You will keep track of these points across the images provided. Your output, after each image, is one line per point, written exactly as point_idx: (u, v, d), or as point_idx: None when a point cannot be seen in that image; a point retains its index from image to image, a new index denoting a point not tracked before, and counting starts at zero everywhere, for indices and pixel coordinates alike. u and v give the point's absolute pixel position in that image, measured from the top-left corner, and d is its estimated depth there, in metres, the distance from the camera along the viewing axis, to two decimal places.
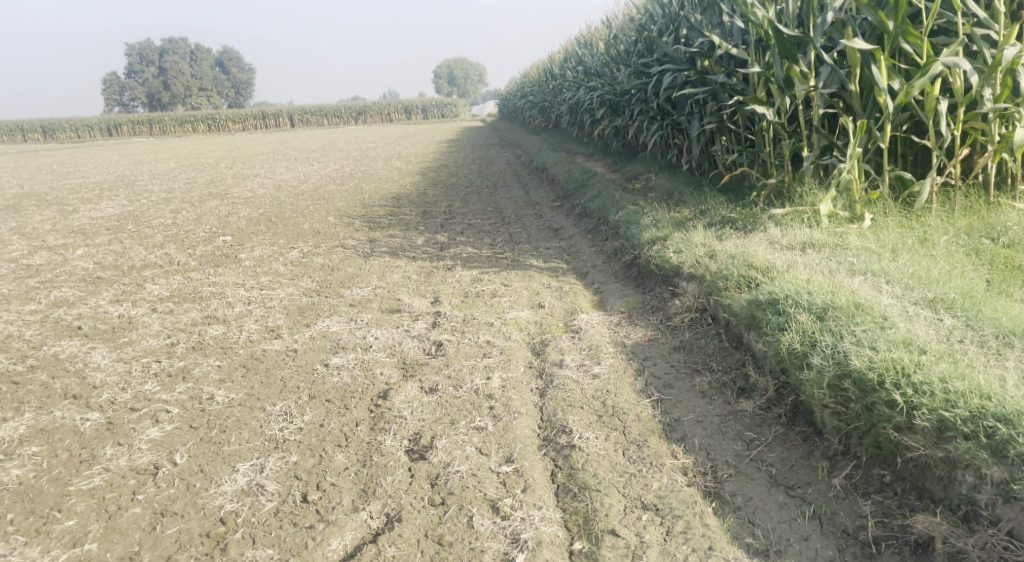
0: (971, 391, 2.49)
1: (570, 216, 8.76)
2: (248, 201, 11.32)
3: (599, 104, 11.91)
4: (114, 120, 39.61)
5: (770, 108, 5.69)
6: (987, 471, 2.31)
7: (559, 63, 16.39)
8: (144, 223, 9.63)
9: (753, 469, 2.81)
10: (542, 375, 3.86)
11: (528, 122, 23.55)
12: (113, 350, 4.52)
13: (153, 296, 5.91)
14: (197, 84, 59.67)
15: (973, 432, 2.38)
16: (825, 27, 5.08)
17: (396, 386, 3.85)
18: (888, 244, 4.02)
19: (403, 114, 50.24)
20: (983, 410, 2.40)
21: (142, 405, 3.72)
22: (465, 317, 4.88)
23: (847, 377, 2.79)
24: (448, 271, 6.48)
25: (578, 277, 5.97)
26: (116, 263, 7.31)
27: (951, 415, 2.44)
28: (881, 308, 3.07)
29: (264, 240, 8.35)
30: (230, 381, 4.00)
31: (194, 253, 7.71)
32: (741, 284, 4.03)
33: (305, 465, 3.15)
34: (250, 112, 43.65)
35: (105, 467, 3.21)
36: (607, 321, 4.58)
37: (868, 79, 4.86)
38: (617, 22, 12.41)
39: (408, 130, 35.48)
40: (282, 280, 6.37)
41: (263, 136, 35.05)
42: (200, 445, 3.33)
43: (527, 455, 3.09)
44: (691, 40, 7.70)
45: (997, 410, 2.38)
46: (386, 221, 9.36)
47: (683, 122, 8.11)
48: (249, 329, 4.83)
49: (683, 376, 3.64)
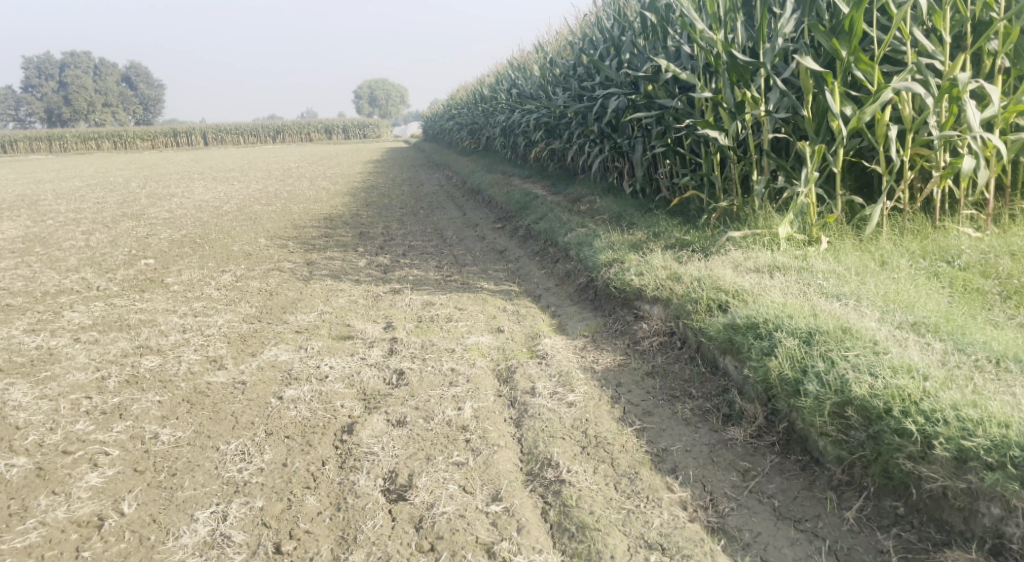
0: (986, 419, 2.51)
1: (514, 238, 8.67)
2: (168, 223, 10.67)
3: (535, 127, 11.93)
4: (11, 135, 37.13)
5: (721, 133, 5.74)
6: (1017, 504, 2.31)
7: (490, 86, 16.42)
8: (53, 245, 8.90)
9: (754, 502, 2.77)
10: (514, 405, 3.69)
11: (455, 144, 23.48)
12: (35, 386, 4.05)
13: (74, 325, 5.40)
14: (103, 98, 56.67)
15: (998, 462, 2.38)
16: (776, 54, 5.16)
17: (360, 419, 3.60)
18: (852, 267, 4.09)
19: (326, 135, 49.36)
20: (1004, 439, 2.41)
21: (75, 447, 3.32)
22: (423, 343, 4.66)
23: (849, 404, 2.80)
24: (396, 295, 6.24)
25: (533, 299, 5.86)
26: (26, 288, 6.69)
27: (972, 445, 2.44)
28: (870, 333, 3.12)
29: (191, 263, 7.85)
30: (174, 417, 3.64)
31: (113, 277, 7.16)
32: (711, 307, 4.01)
33: (273, 511, 2.87)
34: (162, 129, 41.68)
35: (40, 520, 2.83)
36: (572, 346, 4.47)
37: (821, 104, 4.97)
38: (551, 47, 12.53)
39: (329, 153, 34.82)
40: (218, 306, 5.96)
41: (177, 156, 33.75)
42: (149, 491, 2.99)
43: (515, 492, 2.93)
44: (634, 65, 7.79)
45: (1019, 439, 2.39)
46: (322, 243, 9.01)
47: (627, 145, 8.17)
48: (188, 360, 4.45)
49: (662, 403, 3.56)
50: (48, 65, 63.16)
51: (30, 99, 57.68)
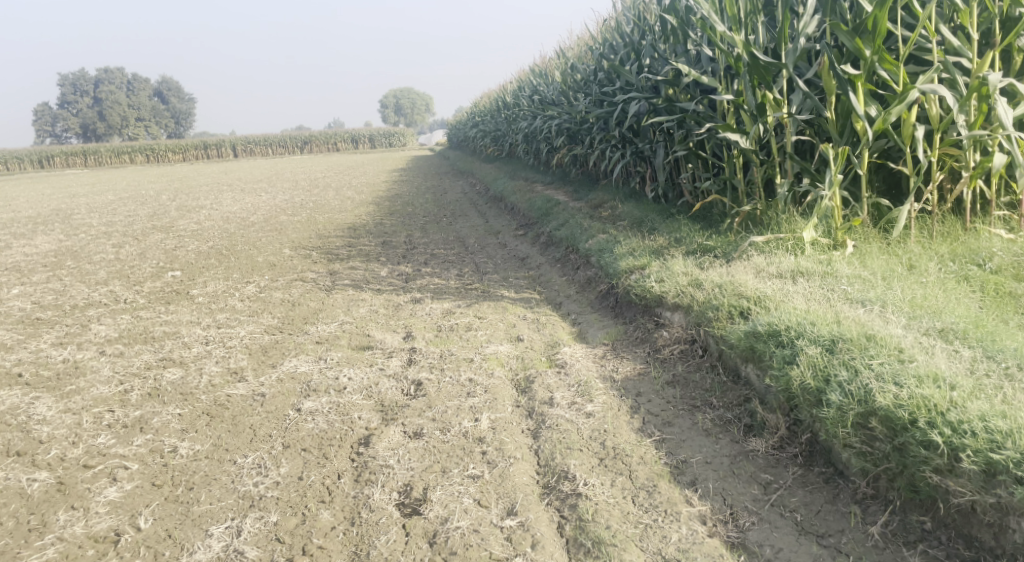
0: (1016, 430, 2.42)
1: (536, 245, 8.63)
2: (196, 234, 10.82)
3: (557, 133, 11.89)
4: (47, 151, 38.11)
5: (742, 136, 5.64)
6: None
7: (512, 92, 16.42)
8: (84, 259, 9.08)
9: (776, 516, 2.70)
10: (532, 416, 3.64)
11: (478, 151, 23.52)
12: (60, 399, 4.11)
13: (100, 338, 5.48)
14: (135, 113, 57.94)
15: None
16: (797, 55, 5.07)
17: (377, 431, 3.58)
18: (878, 271, 3.98)
19: (351, 144, 49.92)
20: None
21: (95, 461, 3.35)
22: (442, 353, 4.64)
23: (872, 415, 2.72)
24: (416, 304, 6.23)
25: (553, 307, 5.81)
26: (56, 302, 6.81)
27: (1001, 458, 2.35)
28: (895, 340, 3.03)
29: (217, 274, 7.94)
30: (194, 431, 3.66)
31: (141, 289, 7.27)
32: (733, 315, 3.92)
33: (287, 526, 2.86)
34: (193, 142, 42.48)
35: (57, 536, 2.85)
36: (592, 354, 4.42)
37: (844, 105, 4.85)
38: (572, 52, 12.49)
39: (355, 162, 35.14)
40: (241, 318, 6.01)
41: (206, 167, 34.34)
42: (165, 506, 3.00)
43: (530, 506, 2.89)
44: (654, 69, 7.72)
45: None
46: (345, 253, 9.06)
47: (648, 150, 8.09)
48: (210, 372, 4.47)
49: (683, 413, 3.48)
50: (82, 82, 64.81)
51: (66, 116, 59.19)
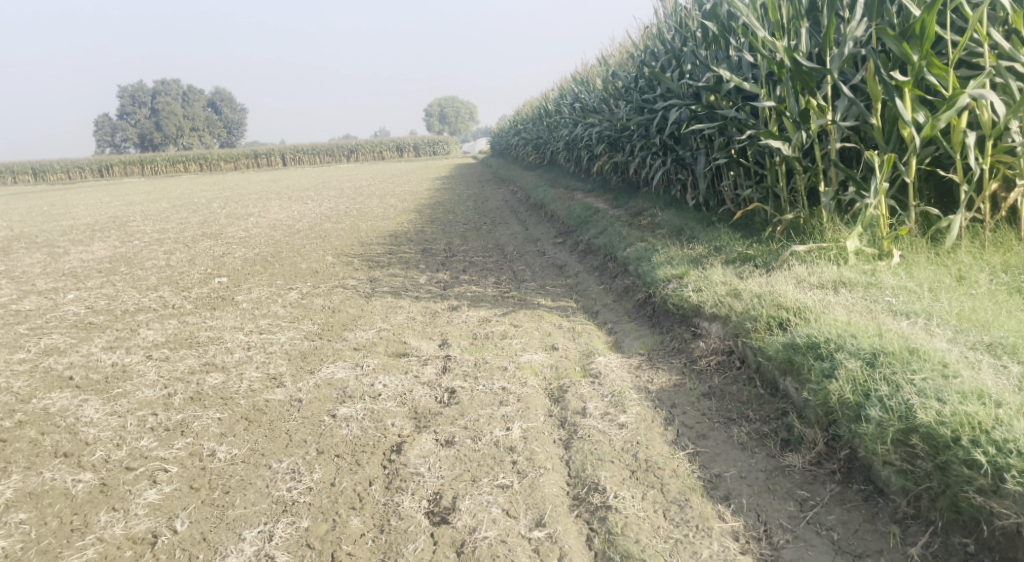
0: None
1: (574, 253, 8.59)
2: (243, 241, 11.10)
3: (598, 140, 11.83)
4: (106, 160, 39.63)
5: (784, 143, 5.52)
6: None
7: (554, 100, 16.42)
8: (137, 265, 9.39)
9: (812, 534, 2.66)
10: (564, 426, 3.61)
11: (520, 159, 23.58)
12: (107, 402, 4.25)
13: (148, 342, 5.65)
14: (190, 124, 59.84)
15: None
16: (842, 61, 4.95)
17: (410, 438, 3.61)
18: (924, 283, 3.86)
19: (395, 153, 50.63)
20: None
21: (137, 463, 3.46)
22: (476, 361, 4.65)
23: (913, 432, 2.65)
24: (453, 311, 6.26)
25: (590, 316, 5.77)
26: (108, 307, 7.06)
27: None
28: (939, 354, 2.93)
29: (261, 281, 8.12)
30: (232, 435, 3.74)
31: (189, 295, 7.48)
32: (771, 326, 3.83)
33: (317, 532, 2.91)
34: (244, 151, 43.65)
35: (98, 536, 2.95)
36: (627, 364, 4.37)
37: (890, 112, 4.71)
38: (614, 59, 12.43)
39: (399, 169, 35.60)
40: (282, 324, 6.13)
41: (256, 176, 35.21)
42: (201, 509, 3.08)
43: (559, 517, 2.88)
44: (695, 76, 7.63)
45: None
46: (386, 260, 9.17)
47: (689, 158, 7.99)
48: (249, 377, 4.57)
49: (718, 426, 3.41)
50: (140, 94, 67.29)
51: (125, 127, 61.48)
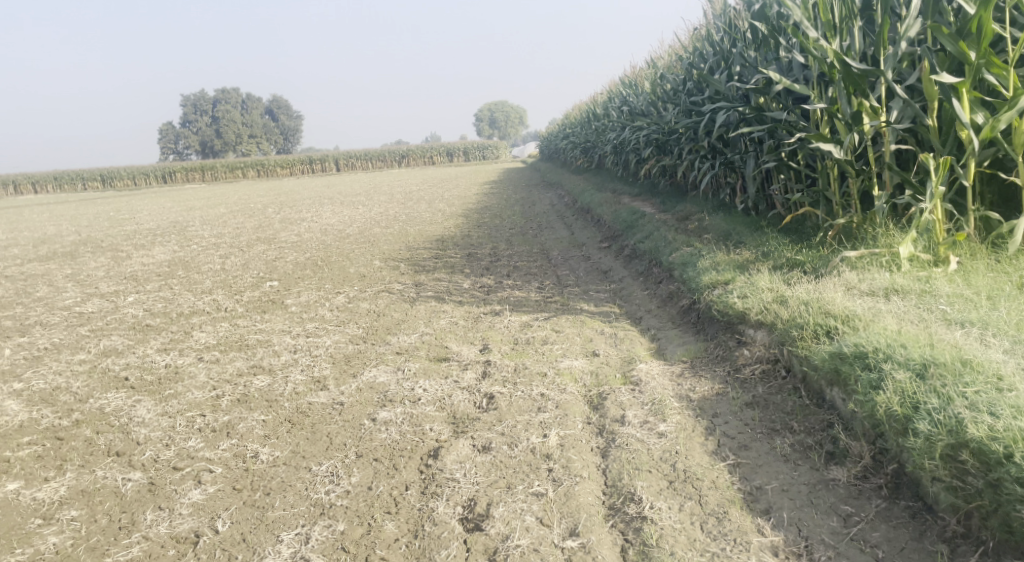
0: None
1: (619, 257, 8.51)
2: (295, 246, 11.36)
3: (645, 144, 11.70)
4: (168, 167, 41.15)
5: (836, 145, 5.35)
6: None
7: (602, 104, 16.32)
8: (194, 269, 9.71)
9: (855, 551, 2.56)
10: (602, 433, 3.57)
11: (569, 163, 23.51)
12: (159, 403, 4.40)
13: (200, 345, 5.82)
14: (247, 131, 61.71)
15: None
16: (897, 60, 4.78)
17: (447, 443, 3.62)
18: (983, 291, 3.69)
19: (445, 158, 51.15)
20: None
21: (184, 463, 3.57)
22: (516, 367, 4.64)
23: (964, 447, 2.53)
24: (496, 316, 6.27)
25: (633, 322, 5.70)
26: (165, 310, 7.31)
27: None
28: (994, 367, 2.80)
29: (311, 285, 8.30)
30: (275, 437, 3.82)
31: (241, 299, 7.69)
32: (818, 334, 3.71)
33: (353, 535, 2.95)
34: (298, 157, 44.75)
35: (144, 535, 3.06)
36: (669, 372, 4.29)
37: (948, 113, 4.53)
38: (662, 62, 12.27)
39: (449, 174, 35.93)
40: (328, 327, 6.24)
41: (309, 181, 36.06)
42: (243, 511, 3.17)
43: (593, 527, 2.85)
44: (744, 78, 7.47)
45: None
46: (432, 264, 9.25)
47: (738, 161, 7.83)
48: (294, 380, 4.66)
49: (760, 436, 3.32)
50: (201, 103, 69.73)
51: (187, 135, 63.78)
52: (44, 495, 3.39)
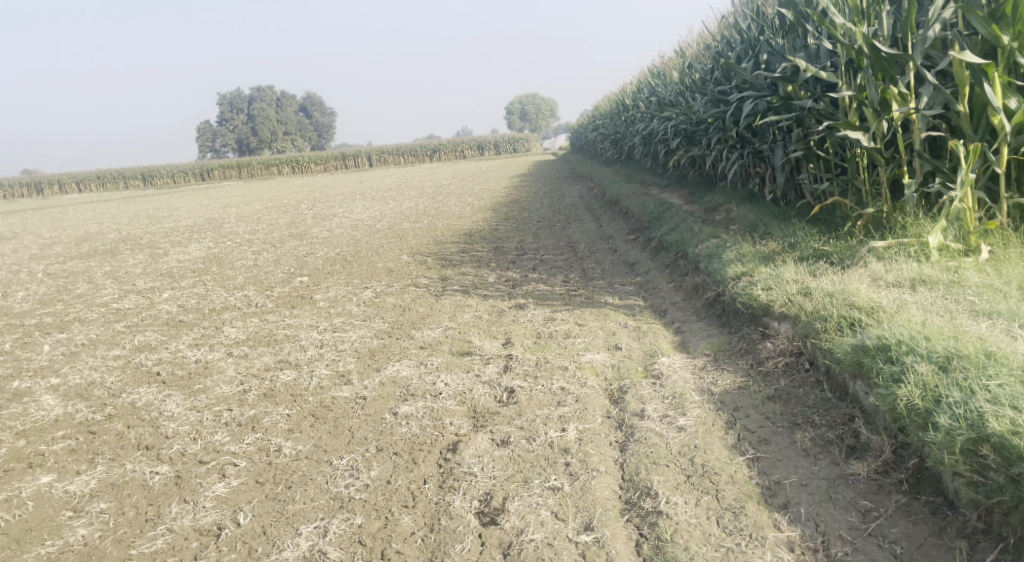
0: None
1: (646, 250, 8.44)
2: (325, 242, 11.51)
3: (673, 134, 11.57)
4: (205, 165, 41.94)
5: (864, 133, 5.22)
6: None
7: (631, 94, 16.17)
8: (227, 265, 9.91)
9: (873, 547, 2.52)
10: (621, 427, 3.56)
11: (599, 155, 23.37)
12: (188, 397, 4.50)
13: (230, 340, 5.94)
14: (281, 129, 62.58)
15: None
16: (927, 45, 4.64)
17: (466, 437, 3.64)
18: (1014, 280, 3.58)
19: (475, 151, 51.24)
20: None
21: (210, 457, 3.67)
22: (538, 360, 4.64)
23: (985, 442, 2.47)
24: (520, 310, 6.28)
25: (657, 315, 5.65)
26: (197, 306, 7.47)
27: None
28: (1019, 359, 2.72)
29: (339, 280, 8.39)
30: (299, 431, 3.89)
31: (271, 294, 7.82)
32: (842, 326, 3.64)
33: (370, 529, 3.02)
34: (331, 154, 45.25)
35: (168, 527, 3.17)
36: (691, 365, 4.25)
37: (979, 98, 4.39)
38: (690, 51, 12.10)
39: (479, 167, 35.99)
40: (355, 322, 6.32)
41: (341, 176, 36.47)
42: (264, 504, 3.25)
43: (608, 522, 2.85)
44: (772, 66, 7.32)
45: None
46: (458, 259, 9.29)
47: (766, 150, 7.69)
48: (319, 375, 4.74)
49: (781, 430, 3.27)
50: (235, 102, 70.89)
51: (222, 134, 64.90)
52: (76, 488, 3.51)
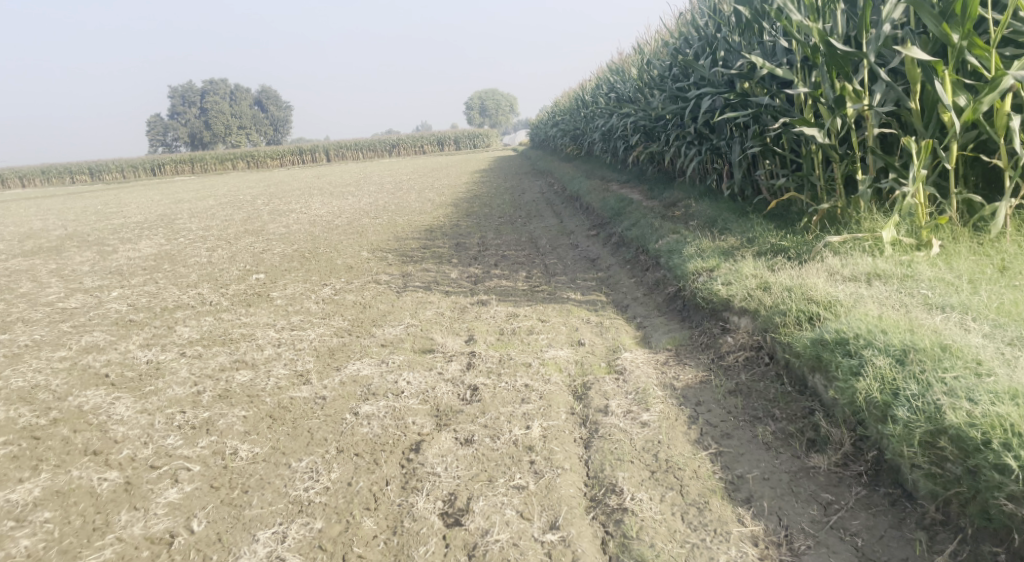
0: None
1: (607, 245, 8.47)
2: (282, 238, 11.27)
3: (633, 130, 11.64)
4: (155, 159, 40.73)
5: (819, 130, 5.31)
6: None
7: (590, 90, 16.23)
8: (179, 262, 9.62)
9: (834, 540, 2.55)
10: (585, 424, 3.54)
11: (559, 151, 23.44)
12: (138, 400, 4.33)
13: (183, 340, 5.75)
14: (236, 122, 61.23)
15: None
16: (880, 43, 4.72)
17: (429, 436, 3.58)
18: (965, 274, 3.68)
19: (434, 146, 50.98)
20: None
21: (162, 461, 3.54)
22: (501, 357, 4.60)
23: (942, 434, 2.52)
24: (482, 306, 6.22)
25: (619, 310, 5.67)
26: (148, 305, 7.22)
27: None
28: (973, 351, 2.79)
29: (297, 277, 8.21)
30: (255, 433, 3.77)
31: (226, 292, 7.61)
32: (801, 320, 3.69)
33: (331, 533, 2.95)
34: (287, 148, 44.42)
35: (118, 536, 3.04)
36: (653, 360, 4.26)
37: (929, 96, 4.50)
38: (649, 47, 12.18)
39: (439, 162, 35.80)
40: (313, 320, 6.18)
41: (298, 171, 35.84)
42: (220, 509, 3.16)
43: (573, 520, 2.83)
44: (729, 63, 7.40)
45: None
46: (419, 255, 9.18)
47: (724, 146, 7.78)
48: (277, 375, 4.61)
49: (742, 424, 3.30)
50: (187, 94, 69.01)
51: (174, 127, 63.14)
52: (18, 497, 3.34)
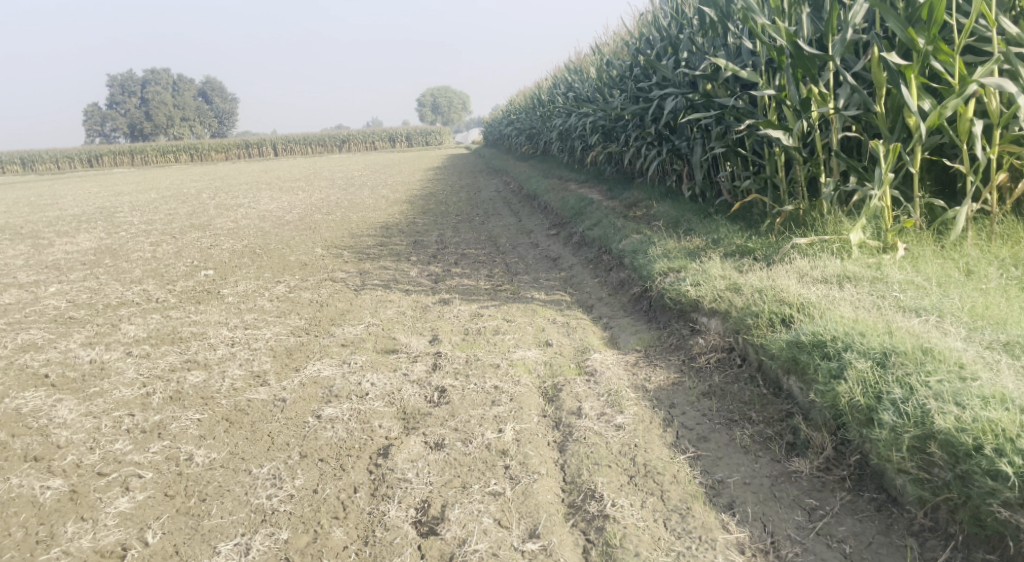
0: None
1: (569, 245, 8.41)
2: (231, 233, 10.87)
3: (592, 130, 11.65)
4: (93, 149, 39.01)
5: (785, 132, 5.35)
6: None
7: (547, 89, 16.20)
8: (122, 257, 9.16)
9: (822, 547, 2.53)
10: (559, 427, 3.46)
11: (513, 150, 23.38)
12: (82, 402, 4.06)
13: (128, 338, 5.43)
14: (180, 113, 59.29)
15: None
16: (845, 47, 4.77)
17: (398, 441, 3.44)
18: (933, 277, 3.75)
19: (386, 142, 50.37)
20: None
21: (110, 468, 3.30)
22: (468, 358, 4.47)
23: (931, 439, 2.54)
24: (445, 306, 6.08)
25: (584, 310, 5.60)
26: (89, 301, 6.83)
27: None
28: (955, 355, 2.82)
29: (248, 274, 7.90)
30: (212, 437, 3.57)
31: (173, 289, 7.27)
32: (775, 322, 3.68)
33: (298, 544, 2.79)
34: (234, 141, 43.18)
35: (64, 550, 2.82)
36: (623, 361, 4.20)
37: (895, 100, 4.57)
38: (608, 48, 12.20)
39: (392, 158, 35.35)
40: (268, 319, 5.93)
41: (245, 164, 34.86)
42: (176, 519, 2.96)
43: (554, 528, 2.75)
44: (692, 64, 7.43)
45: None
46: (376, 252, 8.96)
47: (685, 147, 7.81)
48: (232, 376, 4.38)
49: (719, 427, 3.26)
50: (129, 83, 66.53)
51: (113, 116, 60.67)
52: None
